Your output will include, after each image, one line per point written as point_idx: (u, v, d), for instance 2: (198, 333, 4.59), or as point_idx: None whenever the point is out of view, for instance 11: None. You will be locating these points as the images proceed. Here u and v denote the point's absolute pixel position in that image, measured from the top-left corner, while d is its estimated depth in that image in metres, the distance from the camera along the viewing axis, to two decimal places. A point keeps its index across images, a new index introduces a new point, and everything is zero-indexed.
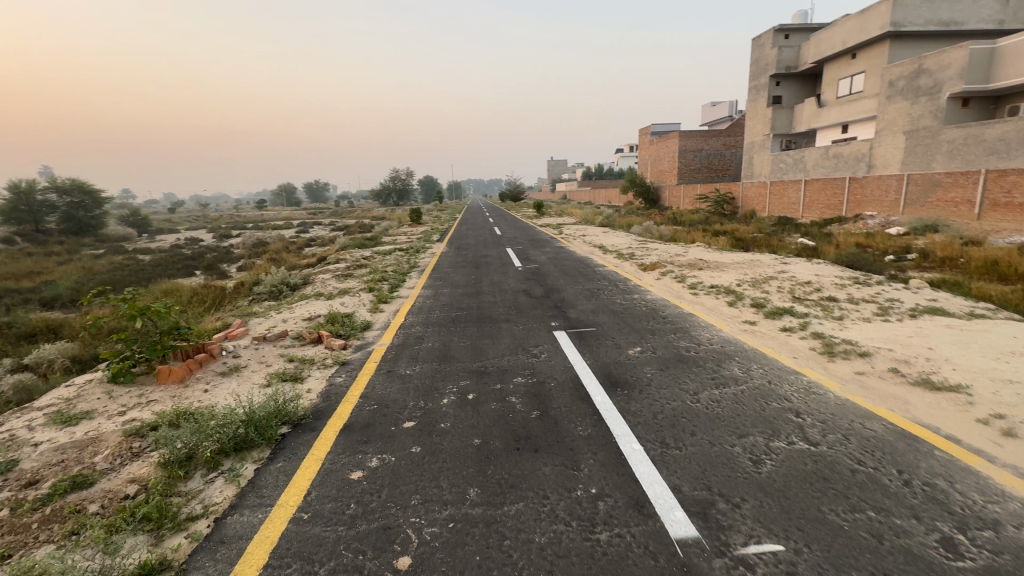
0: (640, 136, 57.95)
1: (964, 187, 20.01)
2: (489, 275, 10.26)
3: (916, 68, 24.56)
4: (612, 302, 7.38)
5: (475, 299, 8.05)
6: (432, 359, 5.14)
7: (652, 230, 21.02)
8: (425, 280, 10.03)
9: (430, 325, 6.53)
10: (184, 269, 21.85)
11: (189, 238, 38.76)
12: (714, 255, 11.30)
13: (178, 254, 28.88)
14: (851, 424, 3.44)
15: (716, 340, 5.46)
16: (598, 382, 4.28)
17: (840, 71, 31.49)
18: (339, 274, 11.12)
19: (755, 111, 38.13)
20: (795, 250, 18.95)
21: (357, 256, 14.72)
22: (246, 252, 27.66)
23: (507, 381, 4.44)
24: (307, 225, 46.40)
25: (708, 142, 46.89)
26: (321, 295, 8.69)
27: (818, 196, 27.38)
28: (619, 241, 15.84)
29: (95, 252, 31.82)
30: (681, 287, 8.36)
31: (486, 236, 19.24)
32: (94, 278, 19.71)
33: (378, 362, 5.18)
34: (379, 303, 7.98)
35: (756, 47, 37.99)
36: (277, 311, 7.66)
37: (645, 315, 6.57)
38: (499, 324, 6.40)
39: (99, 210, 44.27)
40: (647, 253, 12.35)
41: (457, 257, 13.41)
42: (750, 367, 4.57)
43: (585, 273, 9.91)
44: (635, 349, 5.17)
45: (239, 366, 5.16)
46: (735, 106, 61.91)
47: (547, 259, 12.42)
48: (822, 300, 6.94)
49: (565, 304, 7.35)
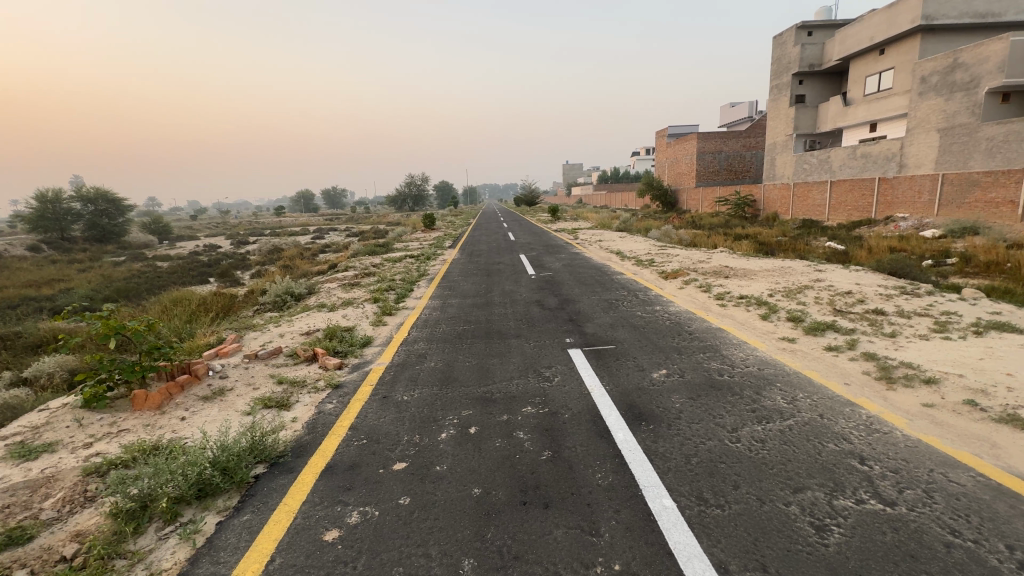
0: (657, 139, 57.06)
1: (1006, 187, 18.84)
2: (500, 284, 9.77)
3: (951, 62, 23.38)
4: (632, 315, 6.79)
5: (484, 311, 7.54)
6: (433, 383, 4.64)
7: (670, 234, 20.32)
8: (434, 290, 9.57)
9: (434, 341, 6.04)
10: (199, 277, 21.87)
11: (208, 244, 39.28)
12: (740, 261, 10.62)
13: (195, 261, 29.14)
14: (931, 475, 2.81)
15: (751, 361, 4.84)
16: (619, 415, 3.73)
17: (867, 68, 30.29)
18: (346, 283, 10.75)
19: (777, 111, 37.00)
20: (823, 254, 18.05)
21: (366, 264, 14.35)
22: (261, 259, 27.68)
23: (515, 411, 3.90)
24: (323, 231, 46.69)
25: (728, 144, 45.84)
26: (324, 306, 8.29)
27: (845, 198, 26.26)
28: (638, 247, 15.16)
29: (116, 260, 32.34)
30: (706, 297, 7.73)
31: (499, 242, 18.79)
32: (110, 285, 19.83)
33: (373, 385, 4.71)
34: (382, 315, 7.55)
35: (777, 45, 36.98)
36: (276, 324, 7.28)
37: (670, 331, 5.98)
38: (508, 340, 5.86)
39: (122, 218, 45.25)
40: (667, 259, 11.73)
41: (469, 264, 12.94)
42: (796, 398, 3.95)
43: (602, 282, 9.34)
44: (660, 372, 4.60)
45: (224, 388, 4.75)
46: (755, 107, 60.44)
47: (561, 266, 11.87)
48: (867, 313, 6.25)
49: (581, 317, 6.79)
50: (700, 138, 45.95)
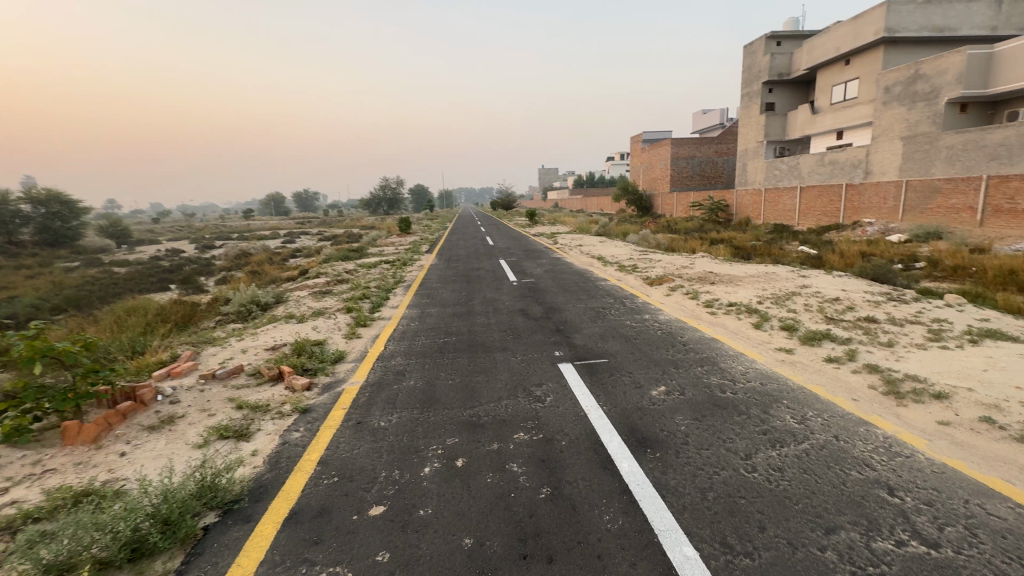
0: (631, 144, 57.71)
1: (965, 193, 19.54)
2: (481, 291, 9.35)
3: (913, 73, 24.22)
4: (621, 325, 6.50)
5: (465, 321, 7.12)
6: (413, 406, 4.19)
7: (648, 239, 20.31)
8: (411, 298, 9.08)
9: (413, 356, 5.58)
10: (158, 283, 20.67)
11: (171, 249, 37.52)
12: (723, 266, 10.50)
13: (156, 266, 27.70)
14: (969, 509, 2.56)
15: (752, 375, 4.57)
16: (621, 441, 3.39)
17: (833, 77, 31.25)
18: (316, 291, 10.14)
19: (748, 118, 37.83)
20: (797, 258, 18.30)
21: (338, 270, 13.70)
22: (227, 264, 26.50)
23: (506, 439, 3.52)
24: (294, 235, 45.39)
25: (700, 149, 46.69)
26: (293, 317, 7.71)
27: (814, 203, 26.90)
28: (619, 252, 14.98)
29: (69, 265, 30.51)
30: (695, 304, 7.51)
31: (477, 247, 18.40)
32: (60, 293, 18.52)
33: (346, 409, 4.23)
34: (356, 327, 7.03)
35: (747, 54, 37.84)
36: (239, 338, 6.68)
37: (663, 342, 5.72)
38: (493, 354, 5.47)
39: (76, 221, 42.79)
40: (650, 264, 11.55)
41: (447, 270, 12.47)
42: (806, 417, 3.70)
43: (586, 289, 9.04)
44: (659, 390, 4.29)
45: (175, 416, 4.19)
46: (725, 114, 61.82)
47: (544, 272, 11.54)
48: (859, 321, 6.11)
49: (568, 328, 6.45)
50: (674, 144, 46.63)
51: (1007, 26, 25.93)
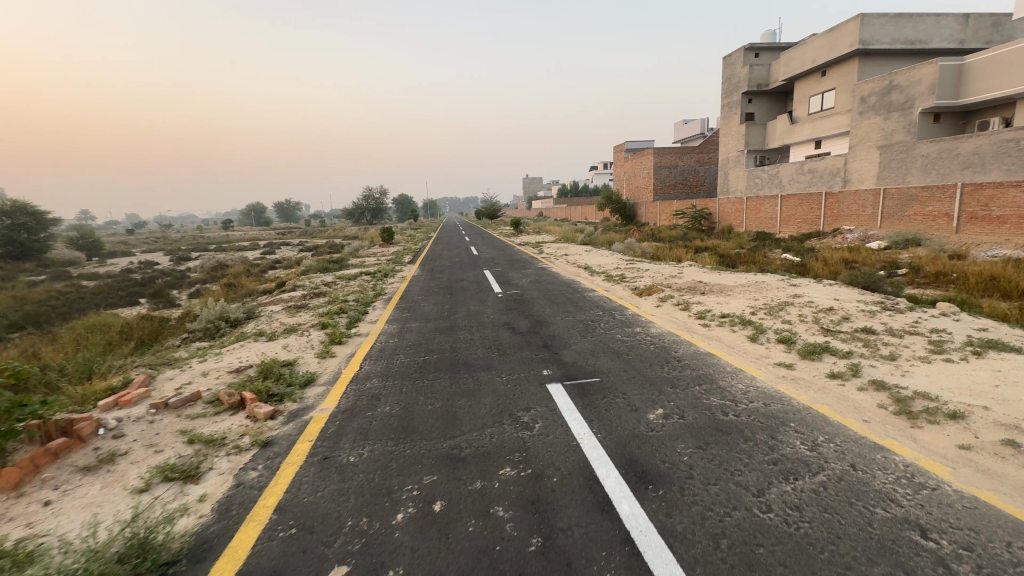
0: (615, 153, 58.18)
1: (941, 201, 19.87)
2: (465, 304, 8.99)
3: (887, 84, 24.76)
4: (611, 340, 6.17)
5: (447, 337, 6.72)
6: (387, 437, 3.77)
7: (634, 247, 20.23)
8: (391, 312, 8.66)
9: (390, 378, 5.16)
10: (128, 297, 19.82)
11: (144, 261, 36.34)
12: (712, 276, 10.29)
13: (127, 279, 26.68)
14: (1014, 554, 2.26)
15: (754, 394, 4.26)
16: (619, 476, 3.04)
17: (811, 88, 31.89)
18: (291, 305, 9.64)
19: (728, 128, 38.37)
20: (781, 266, 18.34)
21: (316, 282, 13.19)
22: (202, 277, 25.63)
23: (491, 475, 3.14)
24: (275, 245, 44.51)
25: (682, 159, 47.24)
26: (263, 334, 7.21)
27: (795, 211, 27.22)
28: (605, 261, 14.76)
29: (34, 279, 29.23)
30: (686, 316, 7.25)
31: (461, 257, 18.04)
32: (20, 309, 17.59)
33: (312, 442, 3.79)
34: (331, 345, 6.59)
35: (726, 66, 38.52)
36: (202, 359, 6.18)
37: (657, 357, 5.40)
38: (476, 374, 5.09)
39: (43, 232, 41.13)
40: (638, 274, 11.32)
41: (430, 282, 12.07)
42: (816, 443, 3.40)
43: (574, 301, 8.75)
44: (656, 413, 3.96)
45: (116, 453, 3.70)
46: (706, 123, 62.73)
47: (529, 283, 11.21)
48: (856, 332, 5.90)
49: (556, 343, 6.09)
50: (656, 153, 47.07)
51: (974, 39, 26.73)
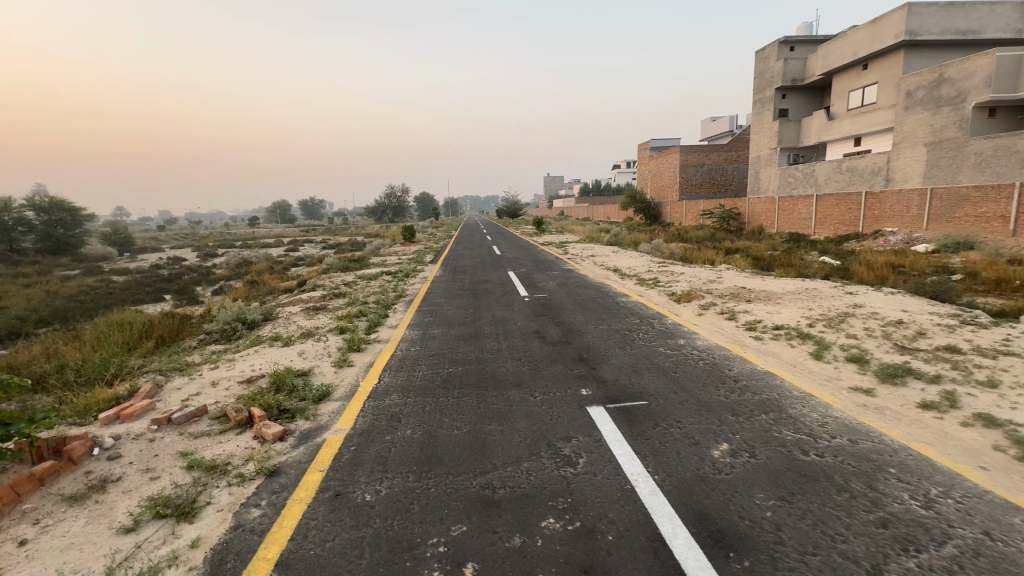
0: (639, 151, 56.99)
1: (996, 202, 18.49)
2: (490, 308, 8.52)
3: (937, 77, 23.28)
4: (653, 354, 5.56)
5: (472, 346, 6.21)
6: (407, 470, 3.27)
7: (661, 249, 19.46)
8: (412, 316, 8.23)
9: (411, 394, 4.68)
10: (153, 294, 20.02)
11: (172, 257, 37.04)
12: (754, 281, 9.56)
13: (154, 275, 27.09)
14: None
15: (835, 429, 3.61)
16: (689, 537, 2.47)
17: (850, 82, 30.41)
18: (309, 307, 9.31)
19: (760, 125, 36.96)
20: (821, 270, 17.33)
21: (336, 282, 12.91)
22: (226, 273, 25.86)
23: (533, 529, 2.61)
24: (298, 242, 44.95)
25: (710, 157, 45.87)
26: (278, 339, 6.86)
27: (832, 212, 25.89)
28: (634, 263, 14.10)
29: (68, 273, 30.02)
30: (734, 326, 6.60)
31: (484, 257, 17.59)
32: (51, 304, 17.89)
33: (323, 473, 3.32)
34: (348, 352, 6.18)
35: (759, 60, 37.12)
36: (214, 365, 5.84)
37: (709, 377, 4.78)
38: (506, 391, 4.56)
39: (78, 228, 42.28)
40: (673, 277, 10.63)
41: (452, 283, 11.61)
42: (932, 499, 2.75)
43: (606, 307, 8.17)
44: (720, 449, 3.37)
45: (109, 479, 3.32)
46: (735, 121, 60.89)
47: (556, 286, 10.65)
48: (938, 351, 5.17)
49: (592, 356, 5.52)
50: (683, 151, 45.82)
51: None
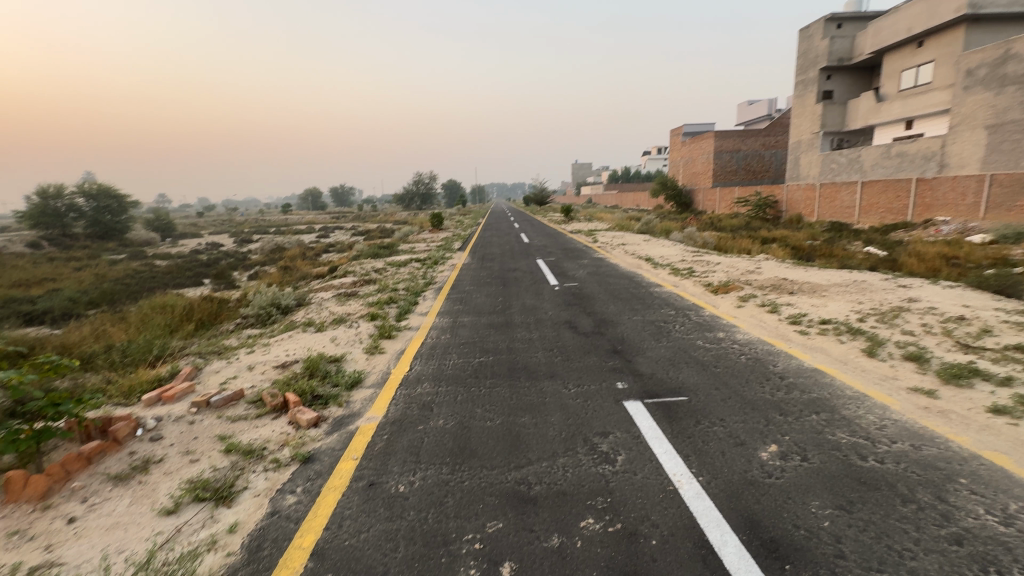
0: (671, 136, 55.38)
1: None
2: (520, 296, 8.40)
3: (1002, 54, 21.51)
4: (691, 347, 5.34)
5: (503, 335, 6.13)
6: (441, 461, 3.22)
7: (694, 237, 18.87)
8: (442, 303, 8.19)
9: (443, 383, 4.63)
10: (193, 278, 20.78)
11: (211, 242, 38.37)
12: (797, 272, 9.10)
13: (194, 260, 28.12)
14: None
15: (895, 433, 3.35)
16: (739, 546, 2.32)
17: (903, 61, 28.55)
18: (341, 293, 9.41)
19: (802, 108, 35.21)
20: (866, 260, 16.46)
21: (367, 268, 13.03)
22: (261, 259, 26.59)
23: (571, 529, 2.50)
24: (329, 229, 45.83)
25: (746, 142, 44.15)
26: (311, 324, 6.94)
27: (878, 200, 24.50)
28: (667, 252, 13.71)
29: (115, 257, 31.51)
30: (777, 320, 6.29)
31: (512, 245, 17.45)
32: (100, 286, 18.80)
33: (357, 461, 3.30)
34: (380, 339, 6.18)
35: (803, 39, 35.23)
36: (250, 350, 5.94)
37: (752, 373, 4.55)
38: (539, 383, 4.46)
39: (124, 214, 44.25)
40: (708, 267, 10.26)
41: (481, 271, 11.54)
42: (1012, 514, 2.49)
43: (640, 297, 7.94)
44: (769, 451, 3.17)
45: (152, 460, 3.39)
46: (774, 104, 58.23)
47: (586, 275, 10.44)
48: (1007, 351, 4.77)
49: (627, 349, 5.34)
50: (718, 136, 44.24)
51: None
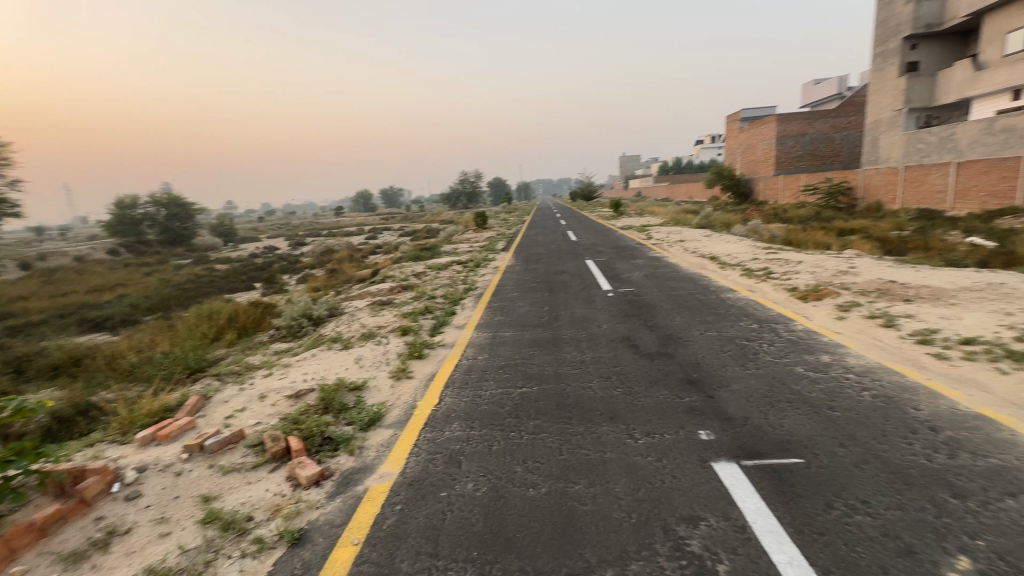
0: (728, 123, 52.10)
1: None
2: (568, 305, 7.48)
3: None
4: (790, 379, 4.18)
5: (549, 356, 5.22)
6: (466, 557, 2.36)
7: (760, 231, 17.17)
8: (482, 313, 7.41)
9: (477, 424, 3.77)
10: (247, 282, 21.33)
11: (267, 246, 39.96)
12: (905, 272, 7.55)
13: (250, 264, 29.12)
14: None
15: None
16: None
17: (1010, 22, 24.72)
18: (376, 301, 8.87)
19: (881, 84, 31.69)
20: (973, 254, 14.11)
21: (406, 272, 12.54)
22: (311, 262, 27.02)
23: None
24: (378, 230, 46.68)
25: (814, 125, 40.60)
26: (339, 340, 6.35)
27: (977, 182, 21.30)
28: (733, 248, 12.29)
29: (181, 262, 33.35)
30: (898, 338, 4.96)
31: (560, 244, 16.50)
32: (161, 291, 19.64)
33: (356, 549, 2.50)
34: (409, 359, 5.45)
35: (882, 6, 31.68)
36: (269, 372, 5.37)
37: (887, 421, 3.35)
38: (596, 429, 3.51)
39: (191, 221, 47.04)
40: (788, 267, 8.86)
41: (525, 274, 10.69)
42: None
43: (710, 306, 6.76)
44: (961, 570, 2.05)
45: (118, 530, 2.76)
46: (846, 82, 53.19)
47: (643, 278, 9.33)
48: None
49: (706, 379, 4.25)
50: (781, 120, 40.97)
51: None
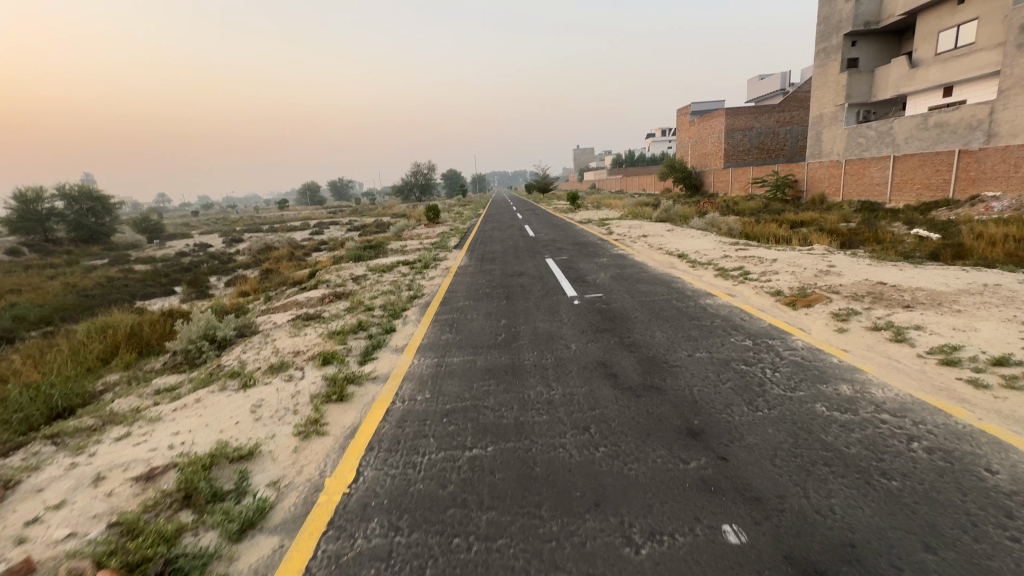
0: (679, 116, 52.76)
1: None
2: (529, 317, 6.37)
3: None
4: (815, 424, 3.26)
5: (509, 394, 4.08)
6: None
7: (718, 224, 16.83)
8: (427, 330, 6.17)
9: (404, 526, 2.56)
10: (166, 286, 18.83)
11: (199, 243, 36.55)
12: (890, 272, 6.98)
13: (176, 263, 26.19)
14: None
15: None
16: None
17: (942, 21, 25.80)
18: (300, 314, 7.44)
19: (824, 79, 32.57)
20: (922, 246, 14.22)
21: (344, 275, 11.04)
22: (246, 261, 24.51)
23: None
24: (324, 224, 43.96)
25: (760, 119, 41.62)
26: (238, 374, 4.93)
27: (913, 175, 21.98)
28: (699, 243, 11.65)
29: (94, 263, 29.64)
30: (918, 358, 4.19)
31: (517, 240, 15.41)
32: (59, 300, 16.90)
33: None
34: (322, 403, 4.16)
35: (824, 3, 32.47)
36: (126, 431, 3.92)
37: (965, 498, 2.47)
38: (579, 529, 2.40)
39: (110, 216, 42.36)
40: (764, 266, 8.19)
41: (479, 277, 9.52)
42: None
43: (691, 317, 5.83)
44: None
45: None
46: (787, 78, 55.21)
47: (610, 279, 8.37)
48: None
49: (712, 429, 3.26)
50: (730, 114, 41.68)
51: None
